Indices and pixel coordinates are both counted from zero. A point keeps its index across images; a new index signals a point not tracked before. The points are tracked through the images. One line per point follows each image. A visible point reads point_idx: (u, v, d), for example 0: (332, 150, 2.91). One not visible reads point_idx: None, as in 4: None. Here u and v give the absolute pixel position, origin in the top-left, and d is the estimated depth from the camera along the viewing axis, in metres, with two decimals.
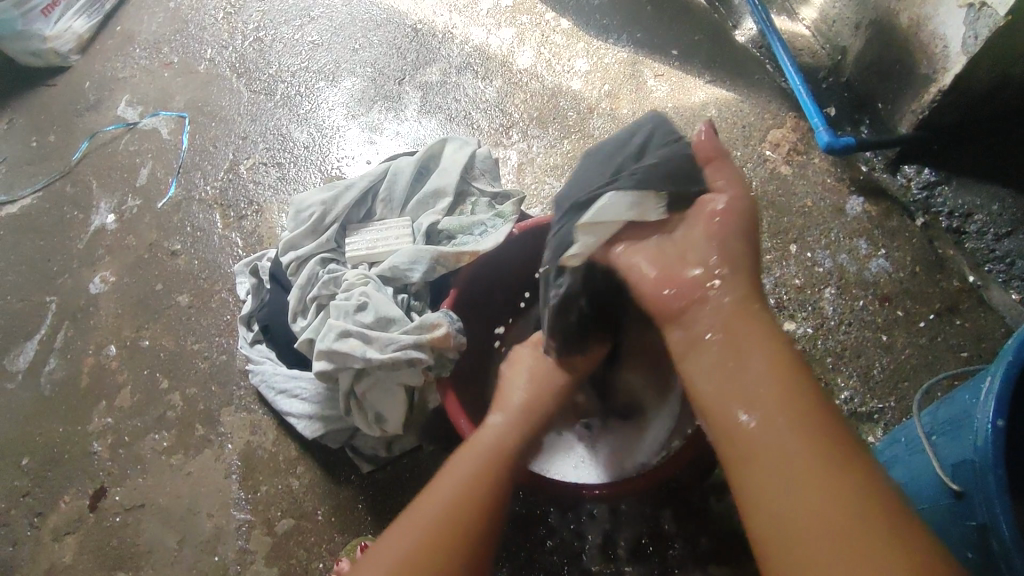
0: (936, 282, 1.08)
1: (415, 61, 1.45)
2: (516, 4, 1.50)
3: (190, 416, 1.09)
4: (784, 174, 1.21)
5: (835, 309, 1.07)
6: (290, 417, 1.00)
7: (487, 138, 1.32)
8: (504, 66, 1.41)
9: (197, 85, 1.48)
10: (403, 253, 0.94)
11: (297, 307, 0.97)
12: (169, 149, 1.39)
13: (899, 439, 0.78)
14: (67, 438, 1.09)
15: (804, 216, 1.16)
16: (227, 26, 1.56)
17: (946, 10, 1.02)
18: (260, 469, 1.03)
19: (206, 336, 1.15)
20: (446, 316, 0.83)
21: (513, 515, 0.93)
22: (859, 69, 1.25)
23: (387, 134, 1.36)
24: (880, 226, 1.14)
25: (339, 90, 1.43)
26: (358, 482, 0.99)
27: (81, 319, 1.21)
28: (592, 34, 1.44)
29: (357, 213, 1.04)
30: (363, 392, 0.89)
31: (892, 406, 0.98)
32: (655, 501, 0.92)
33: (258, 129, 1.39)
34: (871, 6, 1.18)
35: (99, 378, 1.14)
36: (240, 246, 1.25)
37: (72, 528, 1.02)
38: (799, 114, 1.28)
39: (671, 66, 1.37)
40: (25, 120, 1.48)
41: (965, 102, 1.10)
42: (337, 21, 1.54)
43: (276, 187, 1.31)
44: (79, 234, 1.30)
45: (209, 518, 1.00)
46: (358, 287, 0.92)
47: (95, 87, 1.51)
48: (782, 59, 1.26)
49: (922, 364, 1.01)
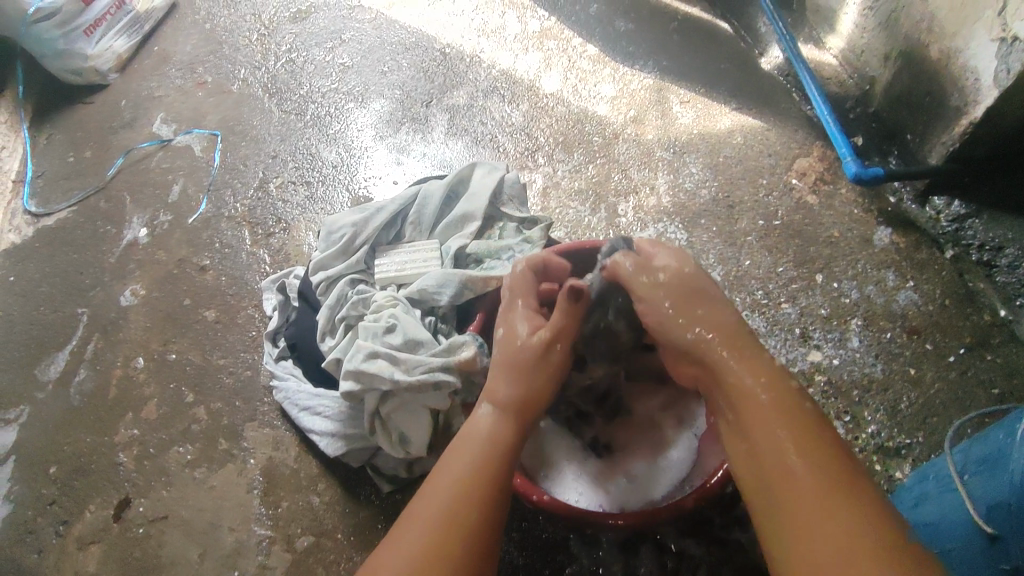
0: (966, 316, 1.07)
1: (442, 85, 1.48)
2: (543, 30, 1.53)
3: (215, 430, 1.10)
4: (810, 204, 1.20)
5: (861, 341, 1.06)
6: (312, 435, 1.00)
7: (512, 161, 1.33)
8: (530, 91, 1.43)
9: (230, 104, 1.52)
10: (432, 275, 0.95)
11: (326, 327, 0.98)
12: (201, 166, 1.42)
13: (929, 475, 0.76)
14: (94, 449, 1.11)
15: (830, 245, 1.15)
16: (260, 48, 1.60)
17: (978, 44, 1.02)
18: (282, 485, 1.03)
19: (233, 351, 1.17)
20: (473, 339, 0.86)
21: (536, 541, 0.93)
22: (888, 100, 1.25)
23: (413, 156, 1.38)
24: (908, 258, 1.13)
25: (367, 111, 1.46)
26: (378, 501, 1.00)
27: (111, 331, 1.23)
28: (619, 61, 1.46)
29: (386, 235, 1.05)
30: (388, 413, 0.89)
31: (921, 441, 0.97)
32: (679, 531, 0.90)
33: (288, 149, 1.42)
34: (901, 38, 1.18)
35: (127, 389, 1.16)
36: (267, 263, 1.27)
37: (96, 537, 1.04)
38: (826, 143, 1.28)
39: (696, 93, 1.38)
40: (64, 135, 1.53)
41: (999, 133, 1.09)
42: (367, 44, 1.57)
43: (304, 206, 1.34)
44: (111, 247, 1.34)
45: (230, 533, 1.01)
46: (387, 309, 0.93)
47: (132, 104, 1.56)
48: (808, 88, 1.26)
49: (952, 400, 0.99)
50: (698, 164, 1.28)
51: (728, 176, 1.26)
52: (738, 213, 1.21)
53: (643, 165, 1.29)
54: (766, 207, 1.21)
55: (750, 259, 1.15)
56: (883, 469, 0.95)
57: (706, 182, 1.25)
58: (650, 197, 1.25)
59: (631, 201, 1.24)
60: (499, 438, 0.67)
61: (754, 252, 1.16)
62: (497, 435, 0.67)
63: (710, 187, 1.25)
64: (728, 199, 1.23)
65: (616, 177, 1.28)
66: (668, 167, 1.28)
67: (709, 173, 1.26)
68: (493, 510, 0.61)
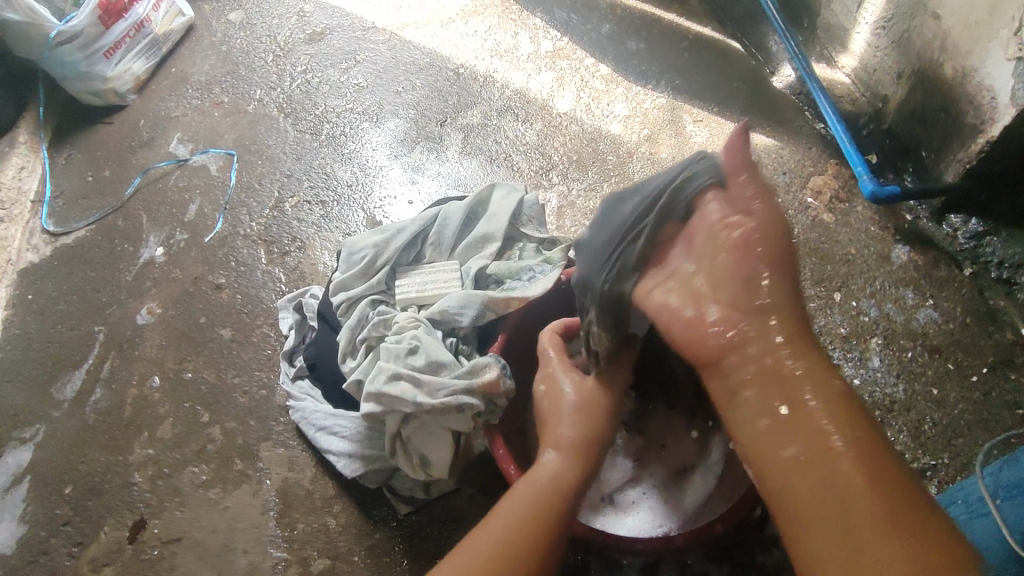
0: (988, 335, 1.06)
1: (457, 104, 1.49)
2: (556, 50, 1.54)
3: (230, 450, 1.10)
4: (826, 222, 1.20)
5: (882, 361, 1.05)
6: (329, 456, 1.00)
7: (527, 180, 1.34)
8: (543, 110, 1.44)
9: (245, 124, 1.53)
10: (453, 296, 0.94)
11: (347, 348, 0.98)
12: (216, 185, 1.44)
13: (958, 500, 0.74)
14: (109, 468, 1.11)
15: (847, 263, 1.15)
16: (275, 69, 1.63)
17: (993, 63, 1.02)
18: (297, 506, 1.03)
19: (248, 370, 1.17)
20: (495, 360, 0.85)
21: (559, 563, 0.92)
22: (902, 118, 1.25)
23: (428, 175, 1.39)
24: (927, 276, 1.13)
25: (382, 131, 1.48)
26: (395, 524, 0.99)
27: (127, 349, 1.24)
28: (631, 80, 1.47)
29: (406, 256, 1.05)
30: (409, 435, 0.89)
31: (946, 463, 0.95)
32: (703, 555, 0.89)
33: (303, 168, 1.44)
34: (914, 56, 1.19)
35: (142, 408, 1.16)
36: (282, 282, 1.28)
37: (111, 558, 1.03)
38: (841, 160, 1.28)
39: (709, 112, 1.39)
40: (82, 155, 1.55)
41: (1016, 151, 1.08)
42: (381, 64, 1.59)
43: (319, 225, 1.35)
44: (127, 266, 1.35)
45: (244, 555, 1.00)
46: (409, 330, 0.93)
47: (149, 124, 1.58)
48: (822, 106, 1.26)
49: (976, 421, 0.98)
50: None
51: None
52: None
53: None
54: None
55: None
56: None
57: None
58: None
59: None
60: (562, 485, 0.68)
61: None
62: (560, 475, 0.69)
63: None
64: None
65: None
66: None
67: None
68: (551, 534, 0.64)
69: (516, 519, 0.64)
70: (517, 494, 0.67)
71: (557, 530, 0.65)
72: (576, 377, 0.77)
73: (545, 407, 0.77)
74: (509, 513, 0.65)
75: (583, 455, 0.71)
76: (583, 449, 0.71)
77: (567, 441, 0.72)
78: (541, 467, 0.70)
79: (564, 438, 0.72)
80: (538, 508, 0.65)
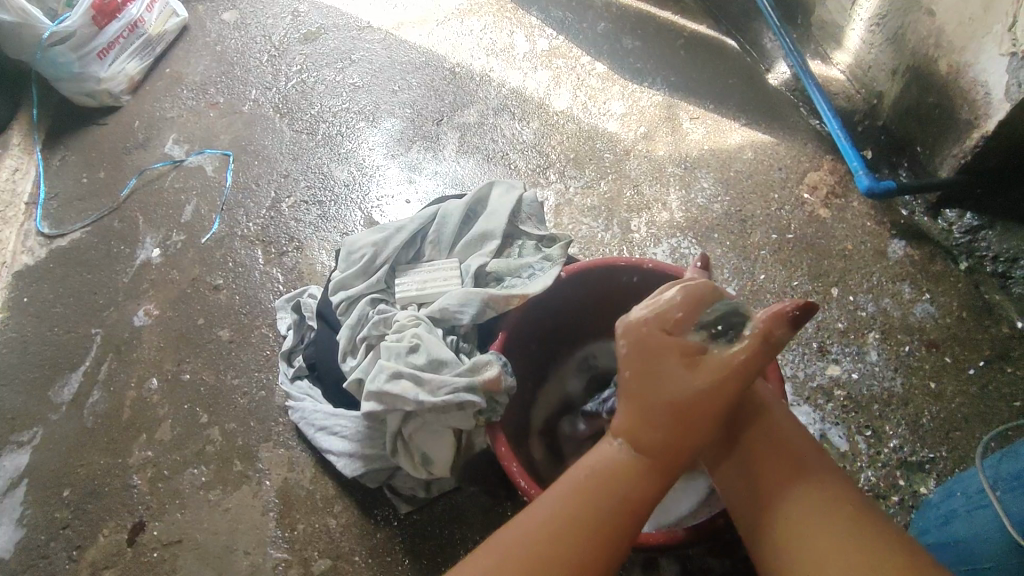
0: (985, 329, 1.06)
1: (453, 103, 1.49)
2: (552, 49, 1.54)
3: (229, 451, 1.09)
4: (823, 217, 1.21)
5: (880, 356, 1.05)
6: (329, 455, 1.00)
7: (524, 178, 1.34)
8: (540, 109, 1.44)
9: (241, 125, 1.53)
10: (453, 294, 0.95)
11: (347, 347, 0.98)
12: (213, 186, 1.43)
13: (956, 492, 0.75)
14: (108, 471, 1.10)
15: (844, 259, 1.16)
16: (270, 69, 1.62)
17: (988, 58, 1.03)
18: (299, 507, 1.03)
19: (246, 371, 1.17)
20: (497, 358, 0.84)
21: None
22: (897, 114, 1.25)
23: (425, 174, 1.39)
24: (924, 271, 1.13)
25: (378, 130, 1.47)
26: (396, 523, 0.99)
27: (125, 351, 1.23)
28: (627, 78, 1.47)
29: (405, 254, 1.05)
30: (411, 433, 0.89)
31: (944, 456, 0.96)
32: (705, 551, 0.89)
33: (300, 168, 1.43)
34: (909, 52, 1.19)
35: (140, 410, 1.16)
36: (280, 282, 1.27)
37: (111, 561, 1.03)
38: (837, 157, 1.29)
39: (705, 109, 1.39)
40: (77, 157, 1.54)
41: (1010, 146, 1.09)
42: (377, 64, 1.59)
43: (317, 225, 1.34)
44: (124, 268, 1.34)
45: (246, 556, 1.00)
46: (409, 329, 0.93)
47: (144, 126, 1.57)
48: (817, 102, 1.27)
49: (974, 414, 0.99)
50: (710, 179, 1.28)
51: (739, 190, 1.26)
52: (751, 227, 1.21)
53: (655, 181, 1.30)
54: (779, 220, 1.21)
55: (765, 273, 1.15)
56: (906, 485, 0.94)
57: (718, 197, 1.26)
58: (662, 212, 1.25)
59: (644, 216, 1.25)
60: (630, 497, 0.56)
61: (768, 266, 1.16)
62: (625, 471, 0.57)
63: (722, 201, 1.25)
64: (741, 214, 1.23)
65: (628, 193, 1.28)
66: (679, 182, 1.29)
67: (721, 188, 1.27)
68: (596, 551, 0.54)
69: (561, 520, 0.54)
70: (579, 485, 0.57)
71: (610, 550, 0.54)
72: (670, 338, 0.57)
73: (629, 377, 0.58)
74: (553, 515, 0.55)
75: (670, 462, 0.58)
76: (668, 457, 0.57)
77: (653, 438, 0.57)
78: (604, 456, 0.59)
79: (648, 437, 0.57)
80: (596, 516, 0.55)
